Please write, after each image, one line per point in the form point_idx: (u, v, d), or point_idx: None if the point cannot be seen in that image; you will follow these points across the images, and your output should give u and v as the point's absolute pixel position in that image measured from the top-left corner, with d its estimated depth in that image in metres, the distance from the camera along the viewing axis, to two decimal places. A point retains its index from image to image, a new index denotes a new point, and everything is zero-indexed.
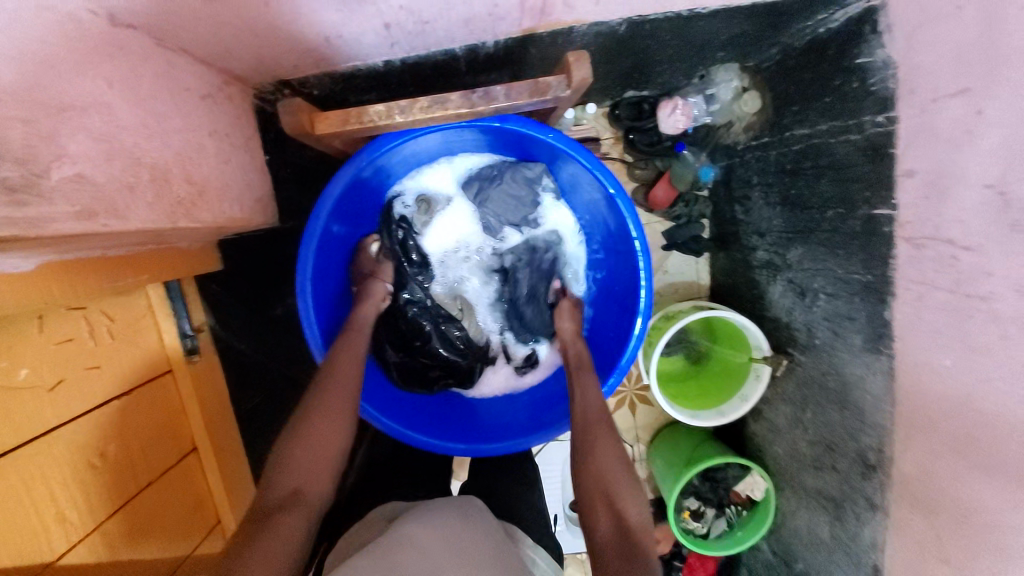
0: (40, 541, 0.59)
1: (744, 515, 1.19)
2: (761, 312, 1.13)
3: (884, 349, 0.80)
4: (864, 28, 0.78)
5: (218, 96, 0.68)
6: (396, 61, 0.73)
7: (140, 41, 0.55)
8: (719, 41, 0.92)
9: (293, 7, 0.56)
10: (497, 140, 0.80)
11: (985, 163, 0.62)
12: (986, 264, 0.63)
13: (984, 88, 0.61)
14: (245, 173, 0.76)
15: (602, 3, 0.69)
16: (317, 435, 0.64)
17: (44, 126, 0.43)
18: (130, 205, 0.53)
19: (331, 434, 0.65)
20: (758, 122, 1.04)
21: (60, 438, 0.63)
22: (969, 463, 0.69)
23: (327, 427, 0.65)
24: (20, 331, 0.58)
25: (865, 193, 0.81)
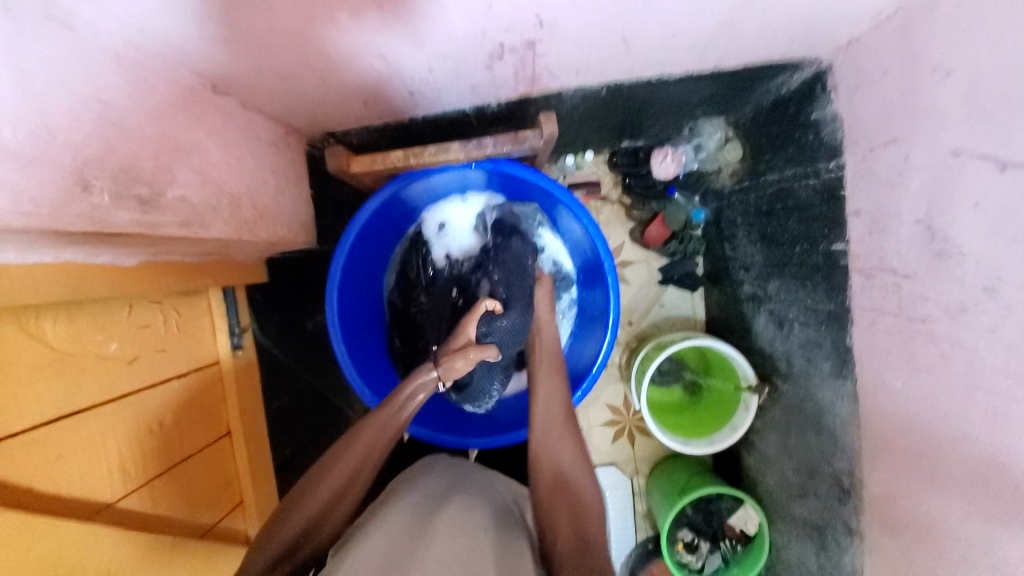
0: (105, 484, 0.69)
1: (739, 551, 1.19)
2: (750, 345, 1.19)
3: (849, 374, 0.87)
4: (817, 89, 0.90)
5: (281, 144, 0.86)
6: (419, 117, 0.91)
7: (230, 103, 0.73)
8: (692, 101, 1.05)
9: (342, 81, 0.74)
10: (500, 179, 0.94)
11: (912, 202, 0.71)
12: (921, 290, 0.71)
13: (907, 139, 0.72)
14: (294, 204, 0.93)
15: (580, 74, 0.86)
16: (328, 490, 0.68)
17: (165, 161, 0.60)
18: (214, 221, 0.69)
19: (338, 497, 0.68)
20: (742, 167, 1.15)
21: (130, 403, 0.73)
22: (922, 479, 0.73)
23: (337, 485, 0.68)
24: (115, 314, 0.71)
25: (824, 230, 0.90)
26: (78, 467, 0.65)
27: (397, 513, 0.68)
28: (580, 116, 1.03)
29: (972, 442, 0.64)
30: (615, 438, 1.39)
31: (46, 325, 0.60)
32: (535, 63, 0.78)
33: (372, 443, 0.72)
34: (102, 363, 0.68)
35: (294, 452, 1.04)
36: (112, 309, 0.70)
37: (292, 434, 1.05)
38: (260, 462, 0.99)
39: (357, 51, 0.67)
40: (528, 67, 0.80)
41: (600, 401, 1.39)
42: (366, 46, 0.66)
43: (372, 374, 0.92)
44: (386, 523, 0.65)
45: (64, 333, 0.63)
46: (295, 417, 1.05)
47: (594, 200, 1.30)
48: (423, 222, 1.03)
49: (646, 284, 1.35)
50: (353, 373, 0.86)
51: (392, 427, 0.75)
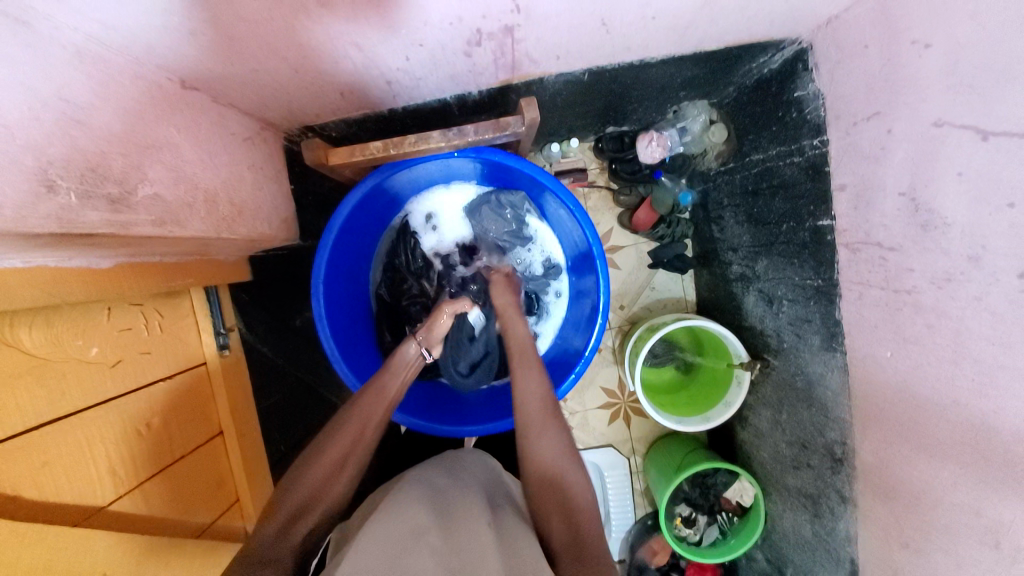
0: (94, 488, 0.68)
1: (735, 522, 1.21)
2: (740, 323, 1.20)
3: (838, 347, 0.88)
4: (798, 66, 0.89)
5: (256, 139, 0.85)
6: (398, 109, 0.89)
7: (200, 98, 0.71)
8: (675, 84, 1.04)
9: (316, 72, 0.73)
10: (484, 167, 0.93)
11: (896, 174, 0.71)
12: (906, 262, 0.71)
13: (889, 112, 0.72)
14: (274, 200, 0.91)
15: (561, 60, 0.85)
16: (324, 465, 0.68)
17: (135, 159, 0.58)
18: (190, 218, 0.68)
19: (336, 473, 0.69)
20: (726, 149, 1.14)
21: (117, 406, 0.73)
22: (913, 447, 0.74)
23: (334, 460, 0.69)
24: (94, 317, 0.69)
25: (809, 207, 0.90)
26: (66, 473, 0.64)
27: (399, 502, 0.66)
28: (562, 104, 1.02)
29: (960, 408, 0.65)
30: (611, 421, 1.40)
31: (23, 333, 0.59)
32: (514, 49, 0.77)
33: (364, 418, 0.73)
34: (84, 368, 0.67)
35: (290, 448, 1.04)
36: (91, 311, 0.69)
37: (287, 431, 1.04)
38: (256, 459, 0.98)
39: (329, 41, 0.65)
40: (507, 54, 0.78)
41: (595, 386, 1.39)
42: (338, 35, 0.65)
43: (362, 369, 0.92)
44: (389, 512, 0.63)
45: (42, 341, 0.61)
46: (290, 414, 1.04)
47: (580, 186, 1.30)
48: (408, 213, 1.02)
49: (637, 268, 1.35)
50: (343, 368, 0.86)
51: (381, 404, 0.76)
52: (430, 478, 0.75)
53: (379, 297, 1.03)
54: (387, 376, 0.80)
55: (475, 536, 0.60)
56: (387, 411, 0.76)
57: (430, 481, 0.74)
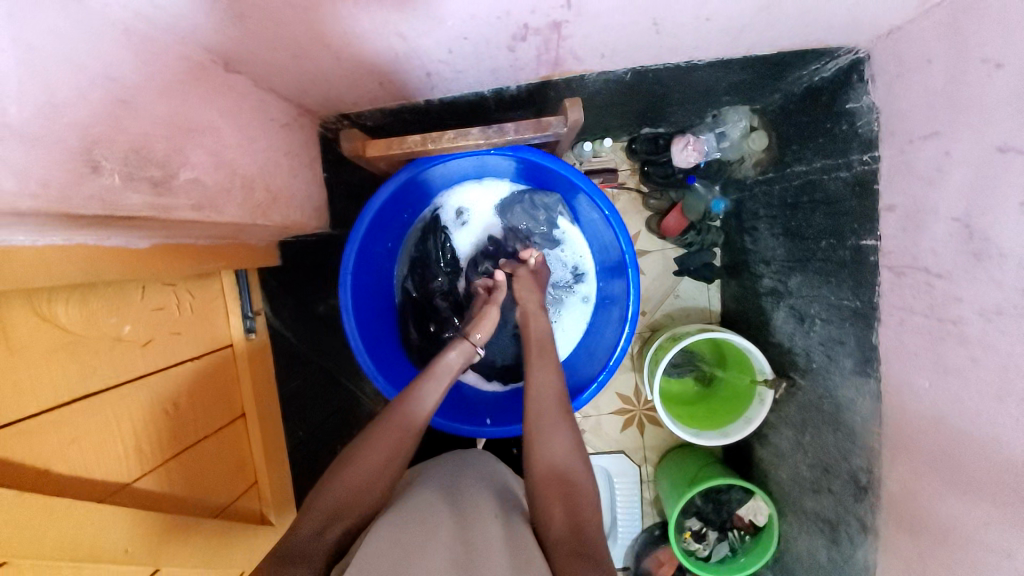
0: (120, 465, 0.69)
1: (747, 541, 1.19)
2: (767, 339, 1.16)
3: (873, 373, 0.84)
4: (853, 77, 0.85)
5: (293, 125, 0.84)
6: (435, 101, 0.88)
7: (243, 82, 0.71)
8: (719, 88, 1.00)
9: (357, 61, 0.72)
10: (519, 166, 0.91)
11: (950, 198, 0.68)
12: (955, 291, 0.68)
13: (949, 133, 0.68)
14: (307, 187, 0.91)
15: (605, 59, 0.83)
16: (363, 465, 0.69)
17: (177, 142, 0.58)
18: (227, 204, 0.68)
19: (378, 473, 0.70)
20: (766, 158, 1.11)
21: (146, 385, 0.74)
22: (944, 481, 0.71)
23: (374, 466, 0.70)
24: (128, 295, 0.70)
25: (853, 225, 0.87)
26: (93, 448, 0.65)
27: (409, 504, 0.66)
28: (601, 103, 1.00)
29: (1000, 448, 0.62)
30: (624, 428, 1.38)
31: (59, 308, 0.60)
32: (559, 46, 0.75)
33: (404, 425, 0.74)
34: (116, 345, 0.68)
35: (308, 433, 1.05)
36: (125, 290, 0.70)
37: (306, 416, 1.06)
38: (273, 444, 1.00)
39: (372, 30, 0.65)
40: (551, 50, 0.76)
41: (611, 391, 1.38)
42: (383, 25, 0.64)
43: (384, 360, 0.92)
44: (397, 515, 0.63)
45: (77, 316, 0.62)
46: (308, 400, 1.05)
47: (611, 188, 1.28)
48: (438, 207, 1.01)
49: (662, 275, 1.32)
50: (367, 360, 0.85)
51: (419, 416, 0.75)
52: (450, 480, 0.75)
53: (405, 291, 1.02)
54: (425, 384, 0.78)
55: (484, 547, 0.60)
56: (422, 422, 0.75)
57: (444, 483, 0.74)
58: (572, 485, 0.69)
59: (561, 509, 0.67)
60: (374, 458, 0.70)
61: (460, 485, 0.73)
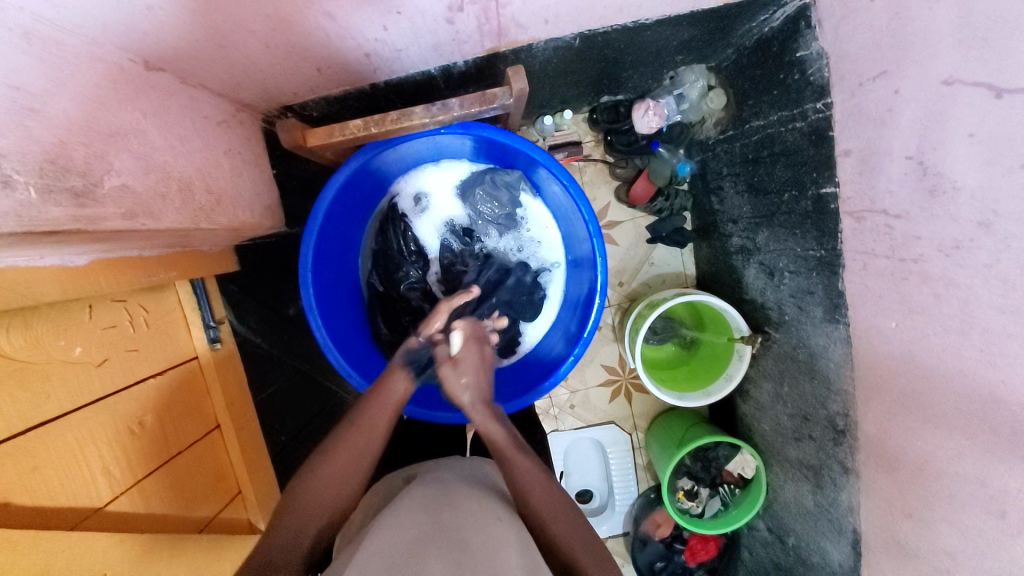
0: (90, 489, 0.67)
1: (737, 494, 1.22)
2: (741, 296, 1.18)
3: (841, 318, 0.86)
4: (800, 24, 0.85)
5: (231, 121, 0.81)
6: (380, 84, 0.85)
7: (167, 80, 0.67)
8: (672, 48, 0.99)
9: (290, 46, 0.69)
10: (475, 144, 0.89)
11: (903, 137, 0.68)
12: (913, 230, 0.69)
13: (896, 72, 0.68)
14: (255, 186, 0.88)
15: (550, 24, 0.81)
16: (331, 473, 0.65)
17: (98, 148, 0.55)
18: (164, 210, 0.65)
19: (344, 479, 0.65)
20: (725, 116, 1.10)
21: (106, 407, 0.72)
22: (915, 416, 0.74)
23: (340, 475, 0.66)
24: (76, 316, 0.68)
25: (812, 175, 0.87)
26: (58, 476, 0.63)
27: (410, 497, 0.66)
28: (554, 73, 0.98)
29: (966, 378, 0.64)
30: (612, 398, 1.40)
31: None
32: (500, 13, 0.73)
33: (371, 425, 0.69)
34: (70, 368, 0.66)
35: (292, 436, 1.05)
36: (73, 311, 0.67)
37: (289, 420, 1.05)
38: (255, 452, 0.99)
39: (300, 11, 0.62)
40: (492, 19, 0.74)
41: (596, 362, 1.39)
42: (310, 4, 0.61)
43: (357, 357, 0.90)
44: (400, 506, 0.64)
45: (22, 343, 0.59)
46: (287, 404, 1.05)
47: (575, 161, 1.26)
48: (397, 194, 0.98)
49: (635, 244, 1.32)
50: (338, 358, 0.84)
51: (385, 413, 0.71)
52: (448, 474, 0.73)
53: (373, 285, 1.00)
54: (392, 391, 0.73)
55: (483, 530, 0.58)
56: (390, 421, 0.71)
57: (444, 476, 0.73)
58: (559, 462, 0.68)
59: (545, 486, 0.67)
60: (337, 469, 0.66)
61: (449, 476, 0.72)
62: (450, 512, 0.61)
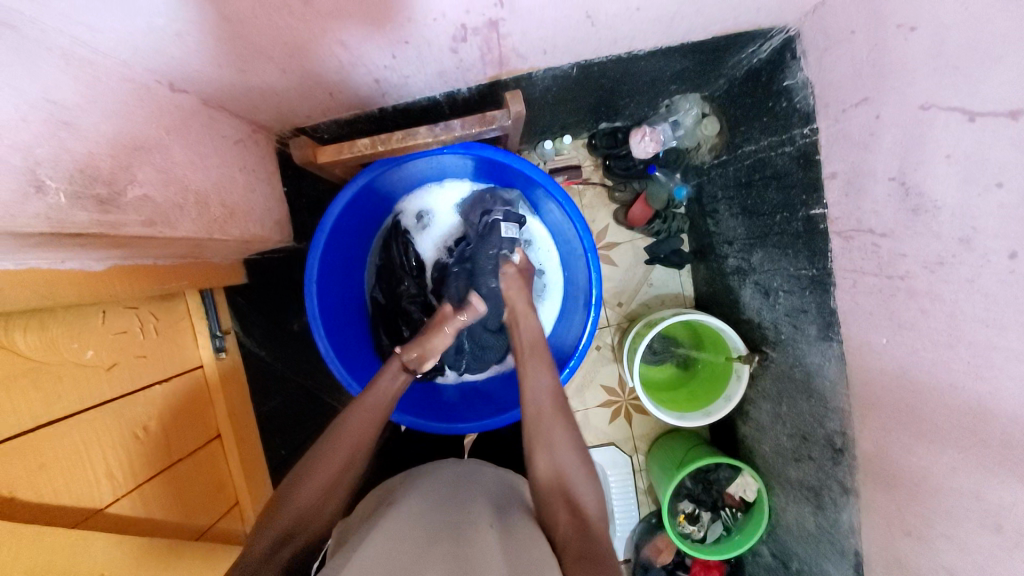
0: (92, 490, 0.68)
1: (739, 518, 1.19)
2: (738, 317, 1.19)
3: (835, 337, 0.87)
4: (786, 56, 0.90)
5: (247, 141, 0.85)
6: (389, 108, 0.90)
7: (190, 100, 0.72)
8: (666, 78, 1.04)
9: (305, 72, 0.74)
10: (477, 164, 0.93)
11: (885, 159, 0.71)
12: (899, 247, 0.71)
13: (877, 98, 0.72)
14: (267, 202, 0.92)
15: (549, 55, 0.86)
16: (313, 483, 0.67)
17: (124, 160, 0.59)
18: (181, 220, 0.69)
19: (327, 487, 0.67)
20: (719, 142, 1.14)
21: (113, 410, 0.73)
22: (910, 434, 0.74)
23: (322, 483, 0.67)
24: (89, 320, 0.70)
25: (802, 196, 0.90)
26: (62, 476, 0.65)
27: (409, 504, 0.65)
28: (554, 100, 1.03)
29: (958, 392, 0.64)
30: (612, 420, 1.39)
31: (18, 335, 0.59)
32: (501, 44, 0.78)
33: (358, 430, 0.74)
34: (81, 370, 0.68)
35: (289, 450, 1.06)
36: (87, 315, 0.70)
37: (287, 435, 1.06)
38: (253, 462, 1.00)
39: (317, 39, 0.67)
40: (494, 50, 0.79)
41: (595, 383, 1.39)
42: (326, 33, 0.66)
43: (357, 368, 0.92)
44: (398, 512, 0.63)
45: (38, 343, 0.62)
46: (286, 417, 1.06)
47: (575, 184, 1.30)
48: (401, 212, 1.02)
49: (633, 265, 1.35)
50: (339, 367, 0.86)
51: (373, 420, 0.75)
52: (442, 480, 0.74)
53: (375, 299, 1.03)
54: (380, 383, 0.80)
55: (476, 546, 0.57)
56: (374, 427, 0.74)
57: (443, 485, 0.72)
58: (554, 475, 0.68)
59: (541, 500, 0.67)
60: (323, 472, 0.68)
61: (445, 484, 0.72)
62: (444, 526, 0.60)
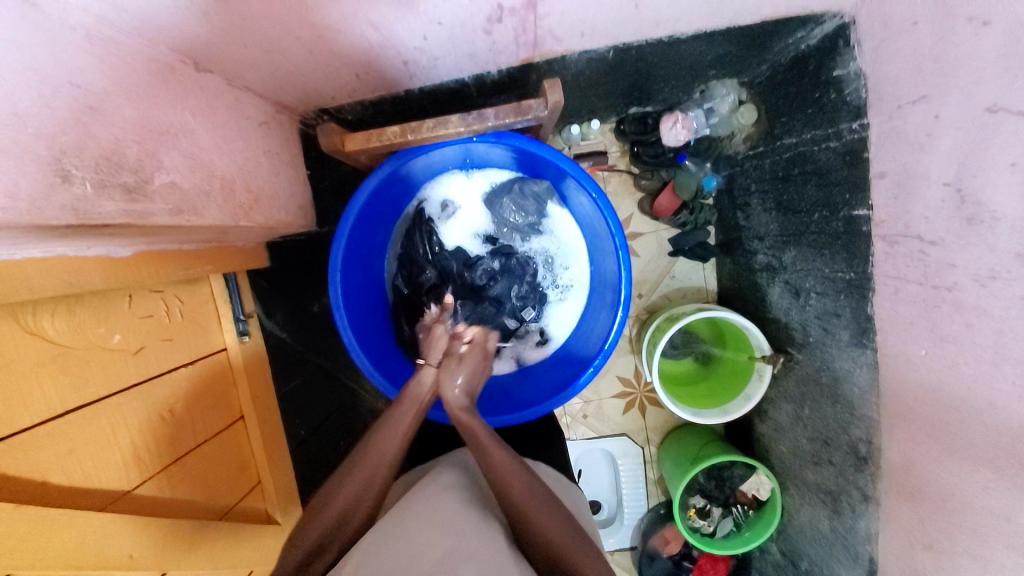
0: (119, 472, 0.70)
1: (750, 516, 1.20)
2: (764, 315, 1.16)
3: (869, 343, 0.84)
4: (838, 43, 0.84)
5: (272, 122, 0.83)
6: (416, 90, 0.87)
7: (216, 82, 0.70)
8: (706, 62, 0.98)
9: (331, 52, 0.71)
10: (508, 154, 0.90)
11: (942, 163, 0.67)
12: (948, 258, 0.67)
13: (939, 96, 0.67)
14: (291, 185, 0.90)
15: (585, 37, 0.82)
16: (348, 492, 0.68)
17: (149, 146, 0.57)
18: (207, 206, 0.68)
19: (360, 501, 0.68)
20: (756, 131, 1.08)
21: (139, 393, 0.74)
22: (943, 450, 0.71)
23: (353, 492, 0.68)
24: (116, 305, 0.71)
25: (844, 195, 0.85)
26: (91, 459, 0.66)
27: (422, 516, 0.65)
28: (585, 84, 0.98)
29: (997, 413, 0.62)
30: (626, 410, 1.39)
31: (46, 321, 0.60)
32: (536, 25, 0.74)
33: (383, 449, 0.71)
34: (108, 355, 0.69)
35: (309, 431, 1.07)
36: (113, 300, 0.70)
37: (307, 414, 1.08)
38: (275, 442, 1.02)
39: (345, 19, 0.63)
40: (529, 31, 0.75)
41: (612, 374, 1.38)
42: (354, 13, 0.63)
43: (380, 356, 0.91)
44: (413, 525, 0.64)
45: (65, 329, 0.62)
46: (306, 399, 1.07)
47: (601, 170, 1.26)
48: (424, 200, 1.00)
49: (657, 256, 1.31)
50: (361, 357, 0.85)
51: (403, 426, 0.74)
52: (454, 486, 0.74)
53: (396, 287, 1.01)
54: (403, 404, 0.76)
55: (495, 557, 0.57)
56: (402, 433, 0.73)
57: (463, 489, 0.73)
58: None
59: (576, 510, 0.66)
60: (367, 469, 0.69)
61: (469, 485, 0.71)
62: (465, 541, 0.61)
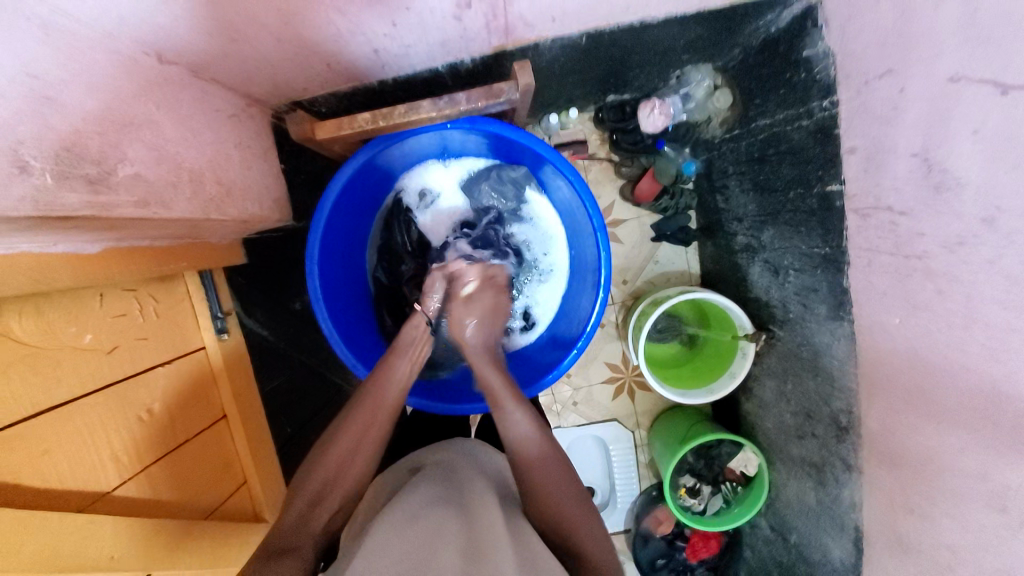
0: (97, 473, 0.69)
1: (739, 491, 1.22)
2: (745, 295, 1.17)
3: (846, 316, 0.86)
4: (806, 23, 0.85)
5: (241, 115, 0.82)
6: (388, 80, 0.86)
7: (181, 74, 0.69)
8: (679, 46, 0.99)
9: (299, 41, 0.70)
10: (483, 141, 0.90)
11: (909, 134, 0.68)
12: (918, 226, 0.69)
13: (903, 70, 0.68)
14: (264, 179, 0.89)
15: (557, 22, 0.82)
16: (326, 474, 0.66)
17: (112, 137, 0.56)
18: (175, 199, 0.67)
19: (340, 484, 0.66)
20: (732, 115, 1.09)
21: (116, 392, 0.73)
22: (920, 415, 0.73)
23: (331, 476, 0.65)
24: (86, 304, 0.69)
25: (818, 172, 0.87)
26: (67, 460, 0.65)
27: (410, 496, 0.64)
28: (560, 71, 0.99)
29: (970, 374, 0.63)
30: (615, 396, 1.39)
31: (13, 321, 0.58)
32: (507, 11, 0.74)
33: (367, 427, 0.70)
34: (80, 355, 0.67)
35: (295, 428, 1.06)
36: (83, 299, 0.69)
37: (293, 412, 1.07)
38: (261, 440, 1.01)
39: (309, 6, 0.63)
40: (500, 16, 0.75)
41: (599, 361, 1.39)
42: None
43: (361, 348, 0.90)
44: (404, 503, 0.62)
45: (33, 329, 0.61)
46: (291, 397, 1.06)
47: (581, 159, 1.26)
48: (402, 190, 1.00)
49: (639, 242, 1.32)
50: (343, 348, 0.85)
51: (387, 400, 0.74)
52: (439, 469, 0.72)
53: (378, 280, 1.01)
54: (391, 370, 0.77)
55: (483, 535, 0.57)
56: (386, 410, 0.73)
57: (451, 467, 0.72)
58: (560, 460, 0.68)
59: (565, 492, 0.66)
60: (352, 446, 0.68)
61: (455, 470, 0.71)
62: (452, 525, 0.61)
